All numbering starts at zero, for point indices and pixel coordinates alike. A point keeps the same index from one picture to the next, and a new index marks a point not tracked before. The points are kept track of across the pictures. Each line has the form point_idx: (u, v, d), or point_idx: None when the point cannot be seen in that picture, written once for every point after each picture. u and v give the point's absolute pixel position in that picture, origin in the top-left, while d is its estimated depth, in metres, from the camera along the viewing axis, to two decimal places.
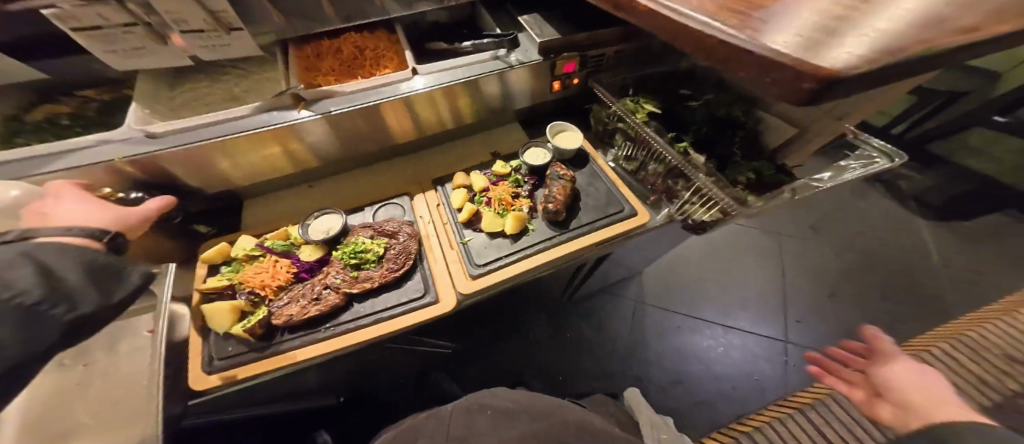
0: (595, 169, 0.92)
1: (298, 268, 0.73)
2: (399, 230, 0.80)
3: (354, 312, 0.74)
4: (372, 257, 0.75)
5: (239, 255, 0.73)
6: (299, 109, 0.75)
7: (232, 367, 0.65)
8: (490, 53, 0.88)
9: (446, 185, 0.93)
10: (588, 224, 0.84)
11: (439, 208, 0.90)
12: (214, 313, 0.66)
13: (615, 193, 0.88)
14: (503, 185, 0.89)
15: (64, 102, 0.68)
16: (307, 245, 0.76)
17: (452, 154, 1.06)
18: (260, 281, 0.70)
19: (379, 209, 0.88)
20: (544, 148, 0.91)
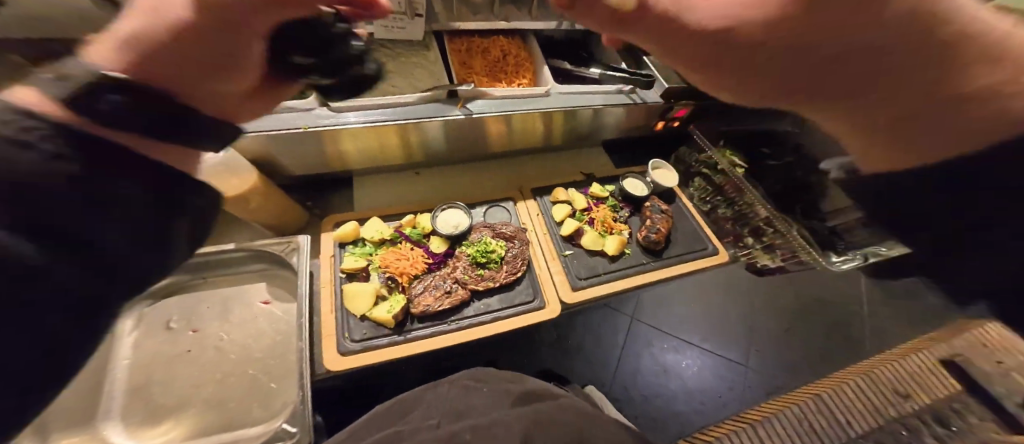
0: (682, 208, 1.02)
1: (429, 260, 0.78)
2: (514, 235, 0.86)
3: (474, 309, 0.78)
4: (495, 258, 0.82)
5: (371, 239, 0.77)
6: (458, 106, 0.79)
7: (366, 349, 0.68)
8: (618, 86, 0.90)
9: (545, 197, 0.97)
10: (677, 255, 0.94)
11: (540, 217, 0.94)
12: (356, 293, 0.70)
13: (700, 234, 0.98)
14: (604, 208, 0.95)
15: None
16: (434, 236, 0.81)
17: (547, 164, 1.08)
18: (400, 268, 0.75)
19: (489, 209, 0.93)
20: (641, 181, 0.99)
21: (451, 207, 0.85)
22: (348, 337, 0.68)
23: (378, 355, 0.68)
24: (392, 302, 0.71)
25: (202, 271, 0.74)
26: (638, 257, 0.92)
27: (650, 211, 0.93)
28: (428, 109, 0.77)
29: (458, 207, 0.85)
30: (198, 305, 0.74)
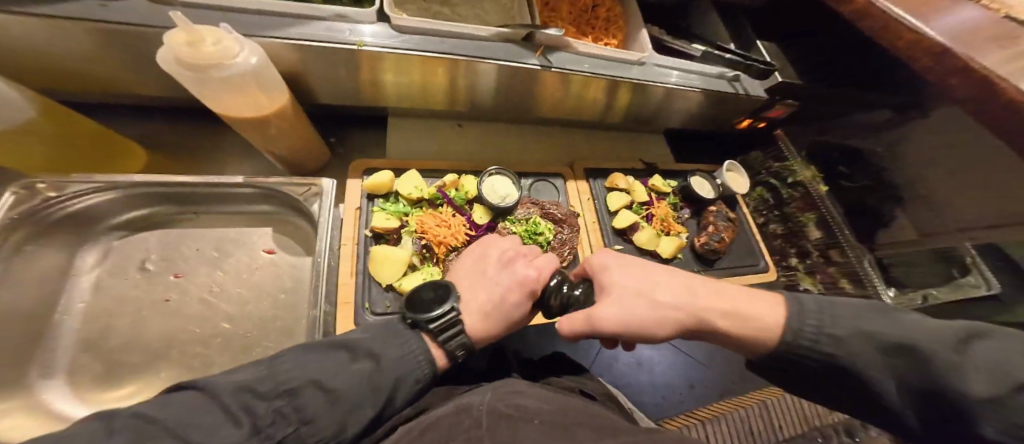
0: (742, 218, 0.93)
1: (471, 232, 0.65)
2: (565, 219, 0.75)
3: None
4: (543, 242, 0.70)
5: (408, 196, 0.64)
6: (537, 54, 0.66)
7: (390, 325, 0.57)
8: (720, 69, 0.77)
9: (600, 181, 0.88)
10: (729, 268, 0.86)
11: (591, 202, 0.85)
12: (387, 258, 0.58)
13: (754, 248, 0.90)
14: (664, 204, 0.86)
15: None
16: (478, 205, 0.68)
17: (602, 145, 0.99)
18: (437, 236, 0.61)
19: (537, 183, 0.82)
20: (708, 181, 0.89)
21: (500, 173, 0.71)
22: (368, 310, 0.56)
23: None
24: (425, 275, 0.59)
25: (192, 204, 0.60)
26: (692, 263, 0.83)
27: (715, 215, 0.84)
28: (502, 50, 0.64)
29: (508, 176, 0.72)
30: (182, 245, 0.60)
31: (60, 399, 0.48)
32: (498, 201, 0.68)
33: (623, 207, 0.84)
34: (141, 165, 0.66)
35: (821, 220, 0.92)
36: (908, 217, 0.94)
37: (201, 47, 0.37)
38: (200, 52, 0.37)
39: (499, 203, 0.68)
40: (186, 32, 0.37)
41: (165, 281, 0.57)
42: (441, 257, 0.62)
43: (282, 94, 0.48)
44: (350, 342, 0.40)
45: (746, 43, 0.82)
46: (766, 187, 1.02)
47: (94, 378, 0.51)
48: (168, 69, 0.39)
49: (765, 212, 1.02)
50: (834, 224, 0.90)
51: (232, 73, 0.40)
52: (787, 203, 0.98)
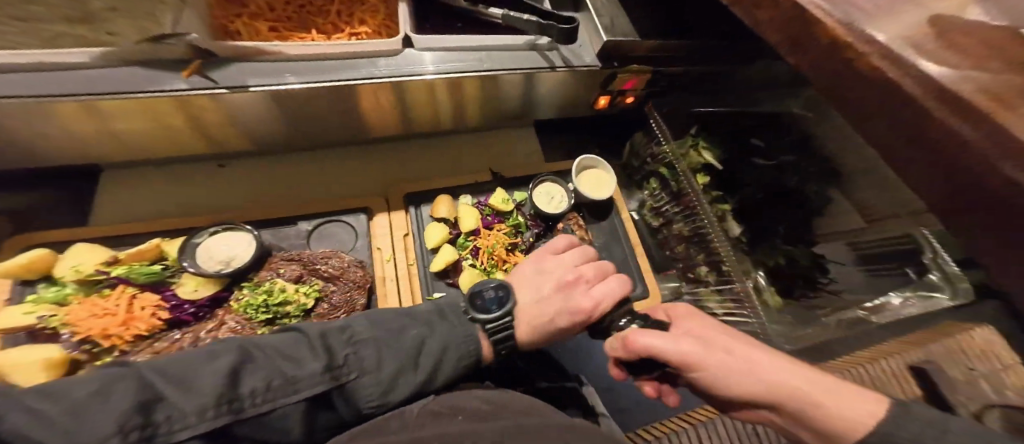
0: (617, 226, 0.73)
1: (170, 314, 0.48)
2: (345, 273, 0.56)
3: None
4: (294, 313, 0.51)
5: (69, 276, 0.47)
6: (188, 74, 0.46)
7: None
8: (528, 38, 0.56)
9: (422, 208, 0.68)
10: None
11: (406, 238, 0.65)
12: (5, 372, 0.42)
13: (631, 266, 0.71)
14: (499, 230, 0.65)
15: None
16: (189, 274, 0.50)
17: (443, 155, 0.77)
18: (98, 331, 0.44)
19: (322, 226, 0.63)
20: (561, 189, 0.68)
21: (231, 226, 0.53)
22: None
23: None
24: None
25: None
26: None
27: None
28: (132, 77, 0.44)
29: (242, 229, 0.52)
30: None
31: None
32: (218, 265, 0.50)
33: (445, 241, 0.64)
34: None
35: (700, 219, 0.70)
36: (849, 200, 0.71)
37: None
38: None
39: (218, 270, 0.50)
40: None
41: None
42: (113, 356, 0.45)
43: None
44: (386, 318, 0.40)
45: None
46: (660, 179, 0.80)
47: None
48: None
49: (662, 210, 0.81)
50: (714, 231, 0.66)
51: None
52: (681, 198, 0.75)
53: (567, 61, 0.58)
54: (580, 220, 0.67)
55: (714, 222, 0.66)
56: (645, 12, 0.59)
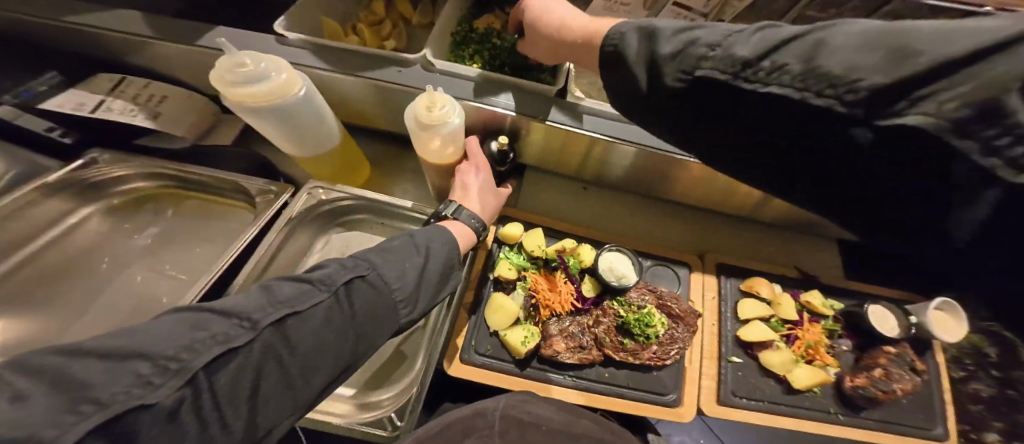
0: (930, 365, 0.71)
1: (578, 299, 0.67)
2: (685, 316, 0.68)
3: (600, 373, 0.66)
4: (652, 335, 0.66)
5: (529, 250, 0.69)
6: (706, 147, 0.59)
7: (482, 366, 0.62)
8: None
9: (737, 281, 0.74)
10: (882, 417, 0.69)
11: (715, 300, 0.73)
12: (500, 307, 0.63)
13: (933, 403, 0.70)
14: (818, 329, 0.68)
15: (501, 20, 0.67)
16: (590, 276, 0.69)
17: (754, 237, 0.83)
18: (547, 300, 0.65)
19: (653, 266, 0.76)
20: (899, 316, 0.68)
21: (618, 249, 0.71)
22: (473, 349, 0.63)
23: (494, 379, 0.62)
24: (528, 336, 0.62)
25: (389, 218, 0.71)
26: (828, 402, 0.68)
27: (888, 358, 0.65)
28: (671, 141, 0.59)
29: (626, 253, 0.71)
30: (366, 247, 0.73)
31: None
32: (611, 276, 0.67)
33: (760, 318, 0.70)
34: (367, 178, 0.74)
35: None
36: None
37: (432, 111, 0.47)
38: (428, 112, 0.48)
39: (612, 281, 0.67)
40: (428, 98, 0.48)
41: None
42: (542, 319, 0.65)
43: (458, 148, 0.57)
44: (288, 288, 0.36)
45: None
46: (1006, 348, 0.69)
47: None
48: (409, 125, 0.51)
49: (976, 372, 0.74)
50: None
51: (448, 130, 0.50)
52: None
53: None
54: (905, 348, 0.67)
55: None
56: None
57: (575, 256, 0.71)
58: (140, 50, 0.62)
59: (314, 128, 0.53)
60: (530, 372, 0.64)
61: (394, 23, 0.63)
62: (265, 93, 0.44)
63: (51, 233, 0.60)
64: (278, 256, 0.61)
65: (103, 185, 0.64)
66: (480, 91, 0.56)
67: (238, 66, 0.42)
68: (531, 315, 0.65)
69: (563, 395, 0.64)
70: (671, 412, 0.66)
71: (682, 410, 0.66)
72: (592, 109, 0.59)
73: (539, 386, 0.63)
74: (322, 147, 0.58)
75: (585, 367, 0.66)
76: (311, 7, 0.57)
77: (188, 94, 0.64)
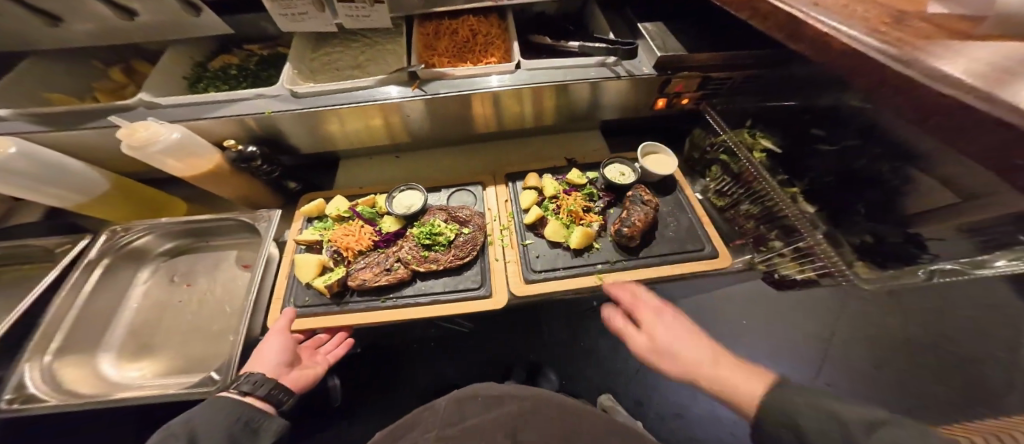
0: (681, 200, 0.87)
1: (377, 237, 0.78)
2: (470, 219, 0.82)
3: (414, 289, 0.76)
4: (443, 241, 0.78)
5: (331, 214, 0.82)
6: (413, 87, 0.80)
7: (300, 315, 0.71)
8: (599, 58, 0.80)
9: (517, 183, 0.90)
10: (664, 254, 0.80)
11: (507, 202, 0.87)
12: (303, 263, 0.74)
13: (697, 230, 0.83)
14: (576, 196, 0.83)
15: (238, 57, 0.89)
16: (388, 215, 0.82)
17: (530, 153, 1.01)
18: (345, 242, 0.76)
19: (454, 193, 0.90)
20: (627, 167, 0.86)
21: (410, 189, 0.85)
22: (292, 303, 0.72)
23: (313, 323, 0.71)
24: (333, 273, 0.73)
25: (204, 235, 0.81)
26: (608, 253, 0.80)
27: (630, 201, 0.79)
28: (388, 90, 0.80)
29: (417, 189, 0.84)
30: (197, 262, 0.81)
31: (103, 356, 0.68)
32: (403, 206, 0.82)
33: (534, 203, 0.84)
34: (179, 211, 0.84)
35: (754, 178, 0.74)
36: (932, 175, 0.65)
37: (136, 134, 0.64)
38: (132, 136, 0.64)
39: (404, 211, 0.81)
40: (130, 128, 0.64)
41: (181, 289, 0.77)
42: (349, 262, 0.76)
43: (209, 153, 0.73)
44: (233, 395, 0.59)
45: (631, 28, 0.81)
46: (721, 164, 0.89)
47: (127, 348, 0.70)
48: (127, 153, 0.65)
49: (725, 192, 0.90)
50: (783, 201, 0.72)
51: (159, 144, 0.65)
52: (743, 179, 0.82)
53: (629, 70, 0.79)
54: (647, 190, 0.83)
55: (781, 194, 0.73)
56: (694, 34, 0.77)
57: (377, 205, 0.84)
58: None
59: (60, 175, 0.65)
60: (346, 306, 0.73)
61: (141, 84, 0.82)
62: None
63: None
64: (93, 293, 0.69)
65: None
66: (213, 109, 0.73)
67: None
68: (336, 260, 0.76)
69: (382, 314, 0.73)
70: (484, 299, 0.75)
71: (493, 295, 0.75)
72: (317, 91, 0.78)
73: (357, 315, 0.72)
74: (88, 192, 0.70)
75: (401, 288, 0.76)
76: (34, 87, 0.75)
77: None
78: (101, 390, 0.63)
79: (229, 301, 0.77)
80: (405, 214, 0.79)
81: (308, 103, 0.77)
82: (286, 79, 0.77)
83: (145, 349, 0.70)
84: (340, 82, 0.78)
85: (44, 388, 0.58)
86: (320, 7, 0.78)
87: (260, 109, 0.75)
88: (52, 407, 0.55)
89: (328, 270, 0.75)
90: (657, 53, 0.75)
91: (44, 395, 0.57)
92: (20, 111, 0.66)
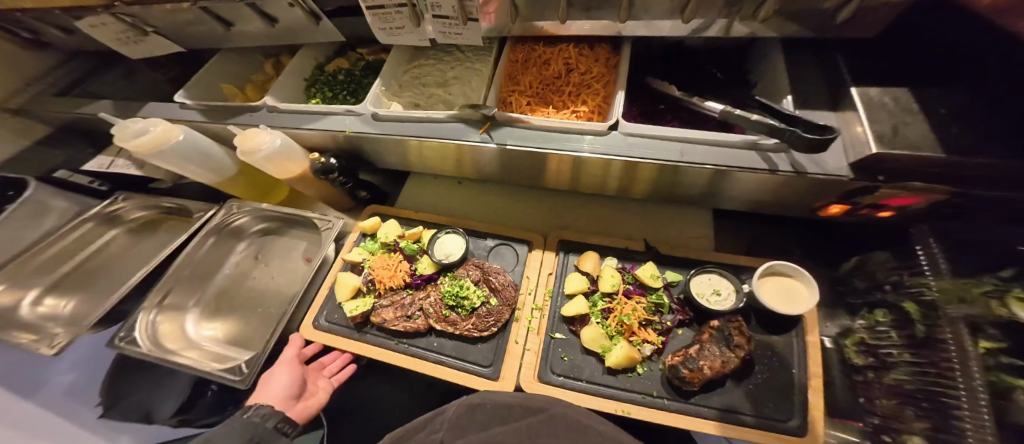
0: (792, 348, 0.58)
1: (411, 278, 0.77)
2: (503, 288, 0.72)
3: (426, 342, 0.73)
4: (467, 306, 0.71)
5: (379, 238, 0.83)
6: (480, 129, 0.70)
7: (323, 329, 0.76)
8: (752, 138, 0.56)
9: (571, 256, 0.75)
10: (732, 413, 0.54)
11: (550, 276, 0.75)
12: (342, 283, 0.77)
13: (793, 391, 0.55)
14: (637, 302, 0.64)
15: (348, 61, 0.87)
16: (427, 256, 0.79)
17: (606, 217, 0.84)
18: (380, 276, 0.76)
19: (498, 245, 0.81)
20: (729, 286, 0.62)
21: (454, 232, 0.81)
22: (324, 316, 0.77)
23: (330, 341, 0.75)
24: (359, 305, 0.74)
25: (285, 222, 0.93)
26: (651, 384, 0.59)
27: (709, 335, 0.56)
28: (461, 128, 0.72)
29: (460, 234, 0.80)
30: (276, 241, 0.93)
31: (189, 312, 0.84)
32: (444, 250, 0.78)
33: (580, 293, 0.69)
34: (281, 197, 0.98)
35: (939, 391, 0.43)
36: None
37: (248, 140, 0.69)
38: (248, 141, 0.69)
39: (442, 258, 0.77)
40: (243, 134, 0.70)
41: (261, 267, 0.91)
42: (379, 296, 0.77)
43: (298, 158, 0.77)
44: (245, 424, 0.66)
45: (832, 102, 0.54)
46: (889, 314, 0.55)
47: (208, 309, 0.86)
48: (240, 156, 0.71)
49: (873, 351, 0.57)
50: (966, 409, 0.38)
51: (263, 154, 0.70)
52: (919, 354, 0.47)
53: (797, 164, 0.53)
54: (741, 319, 0.57)
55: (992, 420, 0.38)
56: (949, 112, 0.45)
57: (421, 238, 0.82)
58: None
59: (206, 158, 0.80)
60: (364, 333, 0.75)
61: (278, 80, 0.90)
62: (155, 143, 0.70)
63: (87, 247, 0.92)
64: (200, 258, 0.86)
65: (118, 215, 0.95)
66: (305, 120, 0.75)
67: (128, 131, 0.67)
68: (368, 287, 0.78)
69: (392, 356, 0.72)
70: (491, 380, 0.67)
71: (500, 382, 0.67)
72: (396, 116, 0.74)
73: (369, 347, 0.73)
74: (220, 173, 0.84)
75: (416, 335, 0.74)
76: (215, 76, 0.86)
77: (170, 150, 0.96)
78: (180, 345, 0.78)
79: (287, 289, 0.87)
80: (444, 263, 0.75)
81: (384, 127, 0.74)
82: (370, 100, 0.74)
83: (220, 315, 0.85)
84: (416, 110, 0.73)
85: (142, 336, 0.73)
86: (416, 21, 0.69)
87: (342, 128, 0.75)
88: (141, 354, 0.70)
89: (360, 293, 0.78)
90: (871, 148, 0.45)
91: (141, 341, 0.73)
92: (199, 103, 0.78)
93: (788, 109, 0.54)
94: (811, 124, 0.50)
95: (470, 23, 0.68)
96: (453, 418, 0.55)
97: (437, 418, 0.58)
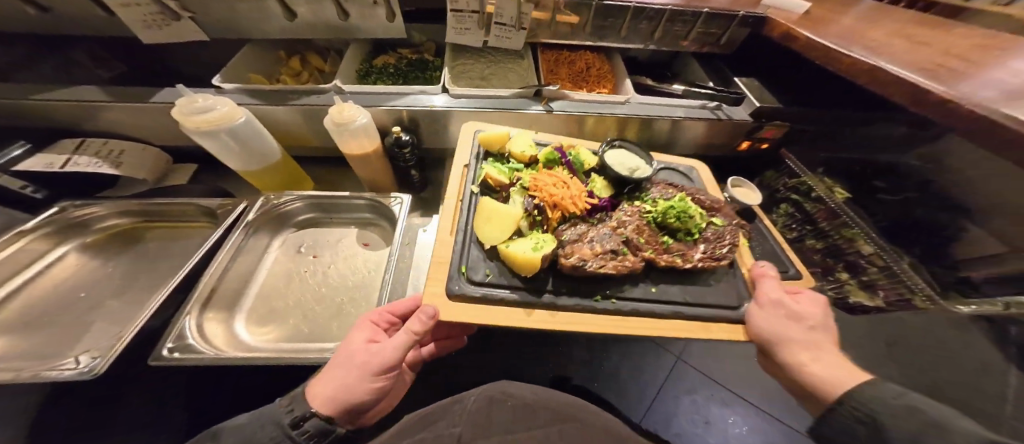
0: (762, 228, 1.00)
1: (596, 204, 0.74)
2: (718, 209, 0.76)
3: (640, 291, 0.66)
4: (686, 233, 0.72)
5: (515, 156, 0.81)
6: (540, 102, 0.91)
7: (486, 300, 0.62)
8: (702, 102, 0.94)
9: None
10: None
11: None
12: (501, 214, 0.67)
13: (779, 256, 0.94)
14: None
15: (394, 58, 0.94)
16: (598, 179, 0.79)
17: None
18: (558, 199, 0.70)
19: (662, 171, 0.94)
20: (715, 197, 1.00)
21: (622, 147, 0.84)
22: (464, 276, 0.64)
23: (489, 319, 0.61)
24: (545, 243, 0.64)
25: (330, 212, 0.92)
26: None
27: None
28: (522, 102, 0.91)
29: (632, 151, 0.84)
30: (325, 235, 0.91)
31: (238, 321, 0.75)
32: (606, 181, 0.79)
33: None
34: (315, 187, 0.96)
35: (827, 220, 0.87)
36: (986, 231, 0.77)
37: (342, 113, 0.68)
38: (341, 115, 0.68)
39: (628, 174, 0.77)
40: (337, 106, 0.69)
41: (309, 260, 0.87)
42: (563, 211, 0.71)
43: (377, 138, 0.78)
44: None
45: (731, 80, 0.98)
46: (791, 202, 1.01)
47: (259, 313, 0.78)
48: (326, 127, 0.70)
49: (795, 226, 1.00)
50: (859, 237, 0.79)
51: (358, 126, 0.70)
52: (815, 217, 0.95)
53: (728, 114, 0.93)
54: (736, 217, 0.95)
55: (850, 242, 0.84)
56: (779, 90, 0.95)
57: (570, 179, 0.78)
58: (104, 115, 0.81)
59: (256, 146, 0.73)
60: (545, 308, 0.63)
61: (311, 73, 0.90)
62: (218, 121, 0.64)
63: (36, 269, 0.74)
64: (234, 259, 0.77)
65: (81, 225, 0.80)
66: (385, 98, 0.82)
67: (193, 103, 0.63)
68: (531, 222, 0.71)
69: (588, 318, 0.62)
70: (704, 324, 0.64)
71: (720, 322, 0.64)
72: (468, 93, 0.88)
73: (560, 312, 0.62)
74: (265, 161, 0.77)
75: (617, 286, 0.66)
76: (243, 67, 0.82)
77: (147, 147, 0.86)
78: (238, 350, 0.69)
79: (352, 276, 0.85)
80: (639, 179, 0.76)
81: (461, 102, 0.86)
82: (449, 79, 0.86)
83: (271, 317, 0.77)
84: (485, 88, 0.89)
85: (200, 340, 0.65)
86: (481, 26, 0.85)
87: (422, 103, 0.84)
88: (211, 358, 0.61)
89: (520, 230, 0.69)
90: (756, 102, 0.89)
91: (198, 346, 0.63)
92: (244, 85, 0.75)
93: (712, 87, 0.96)
94: (734, 92, 0.92)
95: (519, 31, 0.87)
96: (477, 408, 0.66)
97: (456, 405, 0.67)
